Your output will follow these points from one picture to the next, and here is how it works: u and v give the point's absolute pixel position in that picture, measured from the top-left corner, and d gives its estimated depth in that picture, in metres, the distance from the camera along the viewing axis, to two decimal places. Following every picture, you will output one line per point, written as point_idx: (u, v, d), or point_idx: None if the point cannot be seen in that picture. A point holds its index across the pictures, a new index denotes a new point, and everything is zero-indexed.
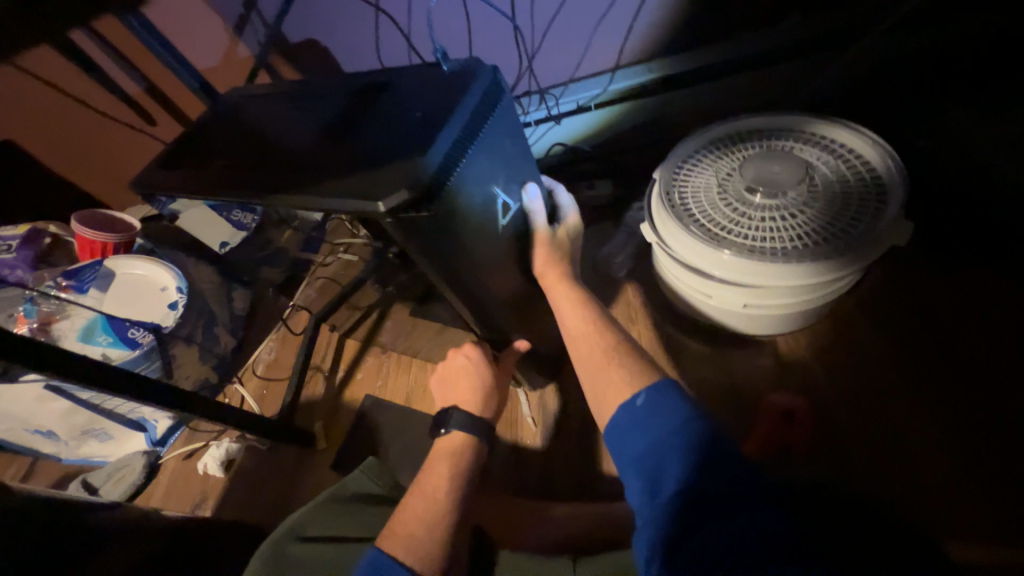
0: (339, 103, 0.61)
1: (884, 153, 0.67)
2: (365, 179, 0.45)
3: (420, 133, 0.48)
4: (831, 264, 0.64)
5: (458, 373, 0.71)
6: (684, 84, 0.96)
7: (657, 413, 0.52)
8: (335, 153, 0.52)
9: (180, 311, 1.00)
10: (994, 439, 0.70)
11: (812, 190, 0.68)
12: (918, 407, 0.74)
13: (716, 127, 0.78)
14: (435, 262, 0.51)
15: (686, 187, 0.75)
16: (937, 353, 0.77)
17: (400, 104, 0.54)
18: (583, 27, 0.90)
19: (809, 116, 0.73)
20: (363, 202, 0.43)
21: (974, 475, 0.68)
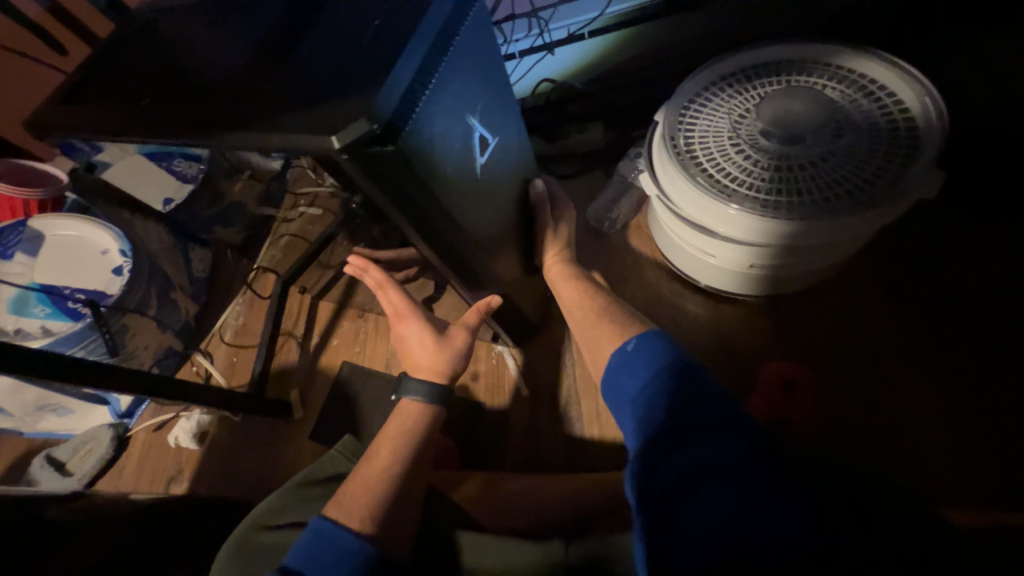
0: (270, 22, 0.48)
1: (920, 89, 0.59)
2: (312, 112, 0.36)
3: (377, 53, 0.38)
4: (849, 219, 0.57)
5: (411, 341, 0.63)
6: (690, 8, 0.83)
7: (645, 354, 0.57)
8: (266, 84, 0.41)
9: (126, 276, 0.89)
10: (990, 402, 0.69)
11: (838, 134, 0.60)
12: (917, 370, 0.72)
13: (728, 59, 0.67)
14: (408, 217, 0.43)
15: (693, 130, 0.65)
16: (939, 312, 0.74)
17: (348, 18, 0.43)
18: None
19: (835, 46, 0.64)
20: (313, 138, 0.34)
21: (970, 438, 0.67)
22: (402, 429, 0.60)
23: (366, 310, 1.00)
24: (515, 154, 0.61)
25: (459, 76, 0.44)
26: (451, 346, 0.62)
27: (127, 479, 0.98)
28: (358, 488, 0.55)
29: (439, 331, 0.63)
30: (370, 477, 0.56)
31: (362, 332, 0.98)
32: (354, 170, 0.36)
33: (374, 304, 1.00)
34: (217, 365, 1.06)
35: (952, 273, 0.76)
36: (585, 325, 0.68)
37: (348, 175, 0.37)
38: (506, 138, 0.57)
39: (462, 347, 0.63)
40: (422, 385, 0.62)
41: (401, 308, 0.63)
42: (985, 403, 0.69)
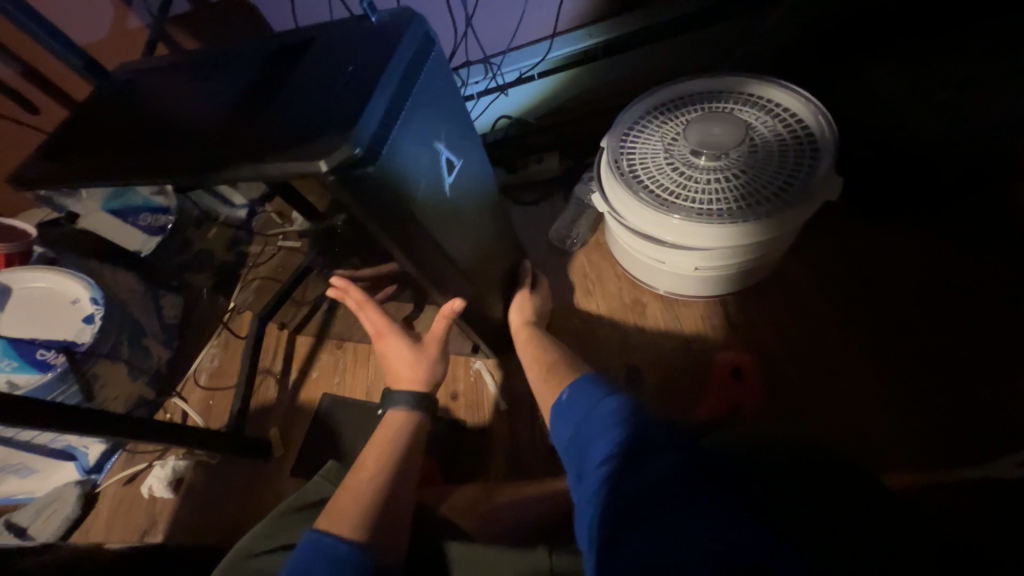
0: (245, 78, 0.54)
1: (816, 109, 0.69)
2: (302, 141, 0.42)
3: (353, 90, 0.45)
4: (772, 221, 0.66)
5: (391, 358, 0.69)
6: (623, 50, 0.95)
7: (578, 400, 0.58)
8: (251, 126, 0.46)
9: (98, 324, 0.89)
10: (920, 376, 0.76)
11: (755, 150, 0.69)
12: (854, 353, 0.79)
13: (658, 92, 0.77)
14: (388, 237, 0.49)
15: (634, 154, 0.74)
16: (866, 300, 0.83)
17: (323, 65, 0.50)
18: None
19: (744, 77, 0.74)
20: (304, 163, 0.40)
21: (907, 410, 0.74)
22: (391, 444, 0.62)
23: (345, 341, 1.02)
24: (482, 176, 0.67)
25: (425, 113, 0.51)
26: (427, 355, 0.68)
27: (97, 538, 0.93)
28: (349, 500, 0.56)
29: (414, 343, 0.69)
30: (361, 488, 0.58)
31: (341, 364, 1.00)
32: (339, 191, 0.41)
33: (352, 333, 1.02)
34: (193, 408, 1.05)
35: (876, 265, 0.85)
36: (535, 376, 0.70)
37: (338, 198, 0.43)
38: (471, 162, 0.63)
39: (437, 357, 0.69)
40: (406, 396, 0.67)
41: (379, 328, 0.69)
42: (919, 379, 0.76)
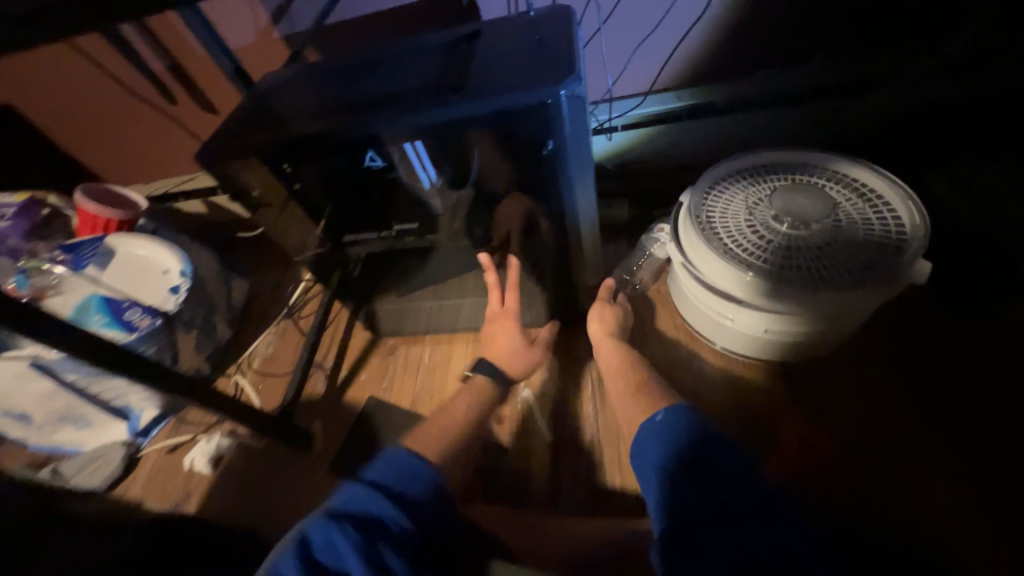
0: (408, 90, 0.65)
1: (904, 193, 0.71)
2: (525, 77, 0.58)
3: (546, 53, 0.60)
4: (854, 295, 0.66)
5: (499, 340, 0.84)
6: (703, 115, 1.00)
7: (676, 427, 0.58)
8: (462, 88, 0.61)
9: (182, 295, 0.96)
10: (998, 480, 0.71)
11: (839, 225, 0.71)
12: (923, 444, 0.75)
13: (743, 157, 0.81)
14: (567, 162, 0.63)
15: (714, 211, 0.77)
16: (940, 392, 0.79)
17: (499, 44, 0.65)
18: (623, 50, 0.94)
19: (830, 155, 0.77)
20: (540, 92, 0.55)
21: (982, 514, 0.69)
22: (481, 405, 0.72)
23: (396, 348, 1.05)
24: None
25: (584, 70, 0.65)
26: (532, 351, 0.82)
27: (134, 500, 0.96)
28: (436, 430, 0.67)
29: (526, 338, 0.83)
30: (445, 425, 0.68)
31: (390, 371, 1.02)
32: (555, 112, 0.56)
33: (406, 343, 1.06)
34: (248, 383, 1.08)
35: (959, 360, 0.81)
36: (624, 393, 0.73)
37: (549, 120, 0.57)
38: None
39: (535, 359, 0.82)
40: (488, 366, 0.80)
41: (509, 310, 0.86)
42: (1005, 494, 0.70)
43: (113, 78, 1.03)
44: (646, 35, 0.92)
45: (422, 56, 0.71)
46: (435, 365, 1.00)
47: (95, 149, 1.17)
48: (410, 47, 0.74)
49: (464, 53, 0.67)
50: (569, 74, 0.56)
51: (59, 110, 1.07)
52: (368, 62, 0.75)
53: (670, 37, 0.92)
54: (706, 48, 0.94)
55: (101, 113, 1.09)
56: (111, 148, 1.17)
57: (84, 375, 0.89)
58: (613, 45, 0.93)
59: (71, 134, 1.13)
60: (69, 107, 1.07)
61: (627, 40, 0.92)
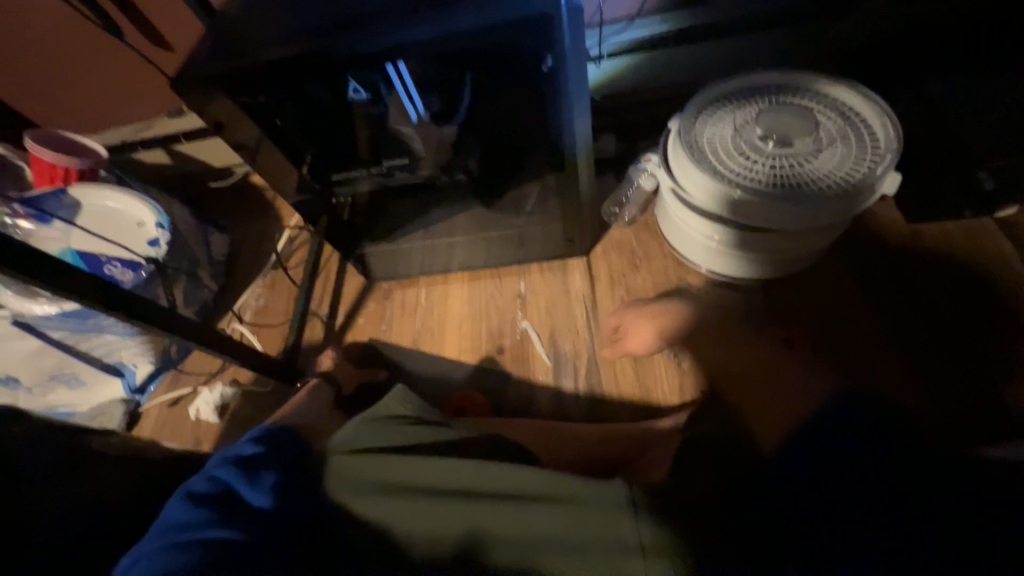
0: (394, 6, 0.61)
1: (882, 110, 0.74)
2: None
3: None
4: (833, 207, 0.70)
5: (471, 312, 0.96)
6: (691, 39, 0.98)
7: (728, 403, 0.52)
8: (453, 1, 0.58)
9: (163, 247, 0.92)
10: (953, 367, 0.79)
11: (820, 142, 0.74)
12: (889, 346, 0.82)
13: (730, 80, 0.81)
14: (566, 84, 0.63)
15: (704, 135, 0.78)
16: (906, 298, 0.86)
17: None
18: None
19: (814, 75, 0.79)
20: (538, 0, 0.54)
21: (937, 395, 0.78)
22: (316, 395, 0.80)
23: (392, 291, 1.06)
24: None
25: None
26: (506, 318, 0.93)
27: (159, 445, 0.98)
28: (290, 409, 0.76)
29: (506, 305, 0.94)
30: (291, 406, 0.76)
31: (386, 314, 1.03)
32: (554, 24, 0.55)
33: (401, 285, 1.06)
34: (245, 334, 1.08)
35: (923, 268, 0.87)
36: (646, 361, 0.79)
37: (548, 34, 0.56)
38: None
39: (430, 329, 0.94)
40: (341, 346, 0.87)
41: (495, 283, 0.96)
42: (956, 380, 0.78)
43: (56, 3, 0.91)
44: None
45: None
46: (430, 306, 1.02)
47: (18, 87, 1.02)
48: None
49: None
50: None
51: None
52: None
53: None
54: None
55: (32, 41, 0.95)
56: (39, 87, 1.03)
57: (70, 333, 0.87)
58: None
59: None
60: None
61: None
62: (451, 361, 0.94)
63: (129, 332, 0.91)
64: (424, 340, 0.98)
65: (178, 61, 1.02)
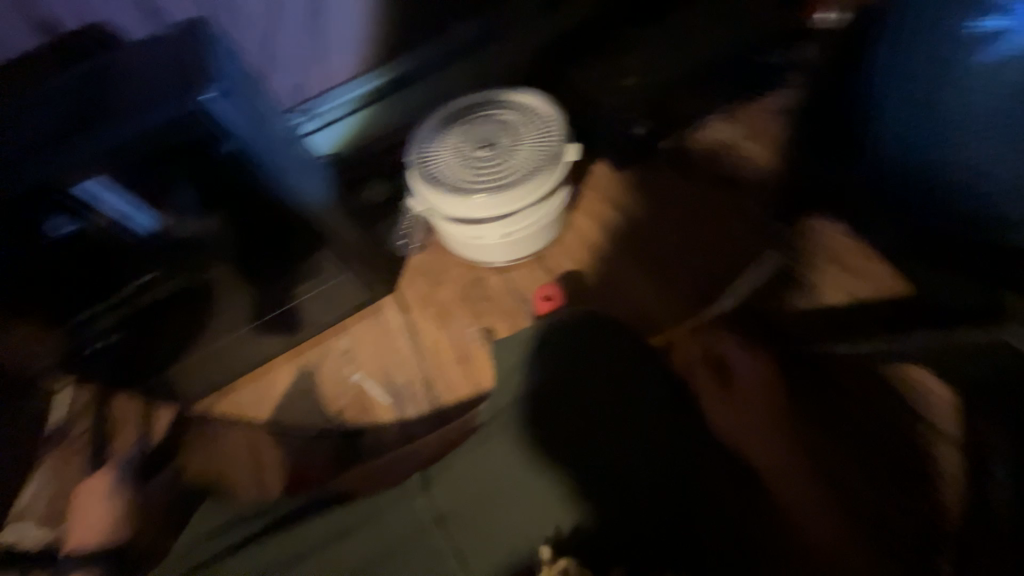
0: (50, 137, 0.62)
1: (550, 102, 0.94)
2: (168, 92, 0.62)
3: (185, 64, 0.64)
4: (540, 183, 0.87)
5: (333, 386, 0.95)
6: (414, 81, 1.08)
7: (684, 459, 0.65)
8: (107, 118, 0.62)
9: None
10: (695, 260, 0.99)
11: (516, 139, 0.91)
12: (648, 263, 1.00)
13: (439, 111, 0.96)
14: (259, 156, 0.70)
15: (430, 161, 0.91)
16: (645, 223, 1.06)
17: (139, 69, 0.66)
18: (311, 41, 0.98)
19: (498, 90, 0.97)
20: (185, 101, 0.61)
21: (690, 287, 0.96)
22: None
23: (212, 407, 0.98)
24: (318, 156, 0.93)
25: (246, 79, 0.72)
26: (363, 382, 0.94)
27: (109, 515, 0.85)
28: None
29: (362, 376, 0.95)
30: None
31: (214, 432, 0.95)
32: (209, 114, 0.63)
33: (222, 397, 0.99)
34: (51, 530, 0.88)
35: (639, 206, 1.06)
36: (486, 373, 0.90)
37: (209, 123, 0.63)
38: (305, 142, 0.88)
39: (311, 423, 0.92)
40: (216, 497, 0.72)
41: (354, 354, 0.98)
42: (699, 266, 0.98)
43: None
44: (325, 22, 0.97)
45: (61, 98, 0.65)
46: (257, 402, 0.97)
47: None
48: (47, 93, 0.67)
49: (108, 83, 0.65)
50: (208, 79, 0.63)
51: None
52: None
53: (348, 17, 0.98)
54: (379, 19, 1.01)
55: None
56: None
57: None
58: (299, 38, 0.97)
59: None
60: None
61: (308, 30, 0.97)
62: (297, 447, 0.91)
63: None
64: (261, 439, 0.93)
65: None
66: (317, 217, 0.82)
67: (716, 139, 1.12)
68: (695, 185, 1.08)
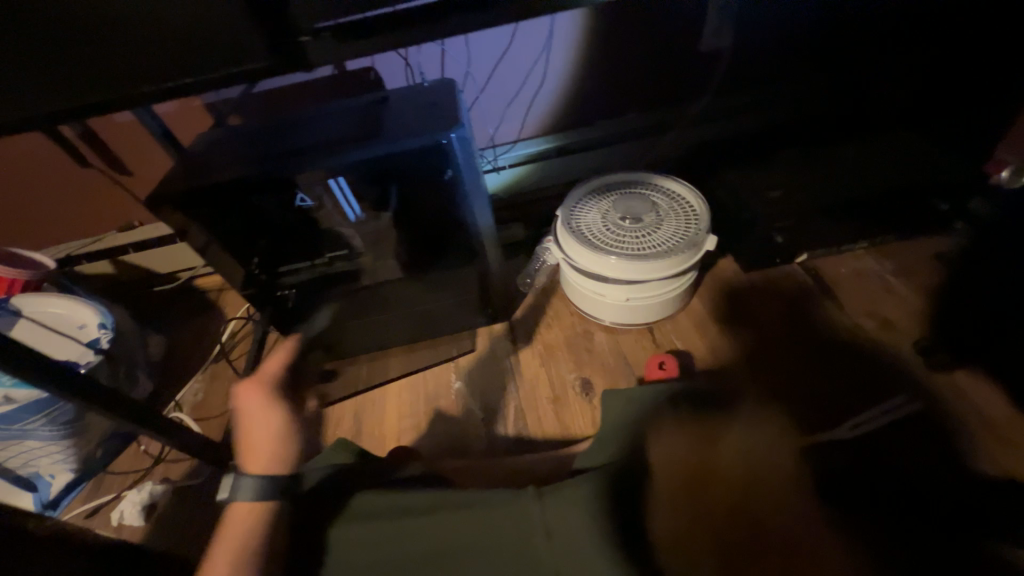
0: (330, 138, 0.83)
1: (701, 196, 1.02)
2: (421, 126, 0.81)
3: (436, 108, 0.83)
4: (675, 263, 0.94)
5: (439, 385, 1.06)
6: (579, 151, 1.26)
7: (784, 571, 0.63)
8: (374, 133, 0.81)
9: (104, 345, 0.96)
10: (815, 377, 0.96)
11: (662, 220, 0.99)
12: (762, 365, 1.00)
13: (596, 179, 1.09)
14: (460, 185, 0.87)
15: (579, 218, 1.03)
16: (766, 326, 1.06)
17: (402, 105, 0.86)
18: (511, 106, 1.21)
19: (653, 174, 1.08)
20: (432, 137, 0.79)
21: (806, 402, 0.93)
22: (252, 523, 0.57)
23: (335, 371, 1.14)
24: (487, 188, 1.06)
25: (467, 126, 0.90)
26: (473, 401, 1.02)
27: (270, 438, 0.62)
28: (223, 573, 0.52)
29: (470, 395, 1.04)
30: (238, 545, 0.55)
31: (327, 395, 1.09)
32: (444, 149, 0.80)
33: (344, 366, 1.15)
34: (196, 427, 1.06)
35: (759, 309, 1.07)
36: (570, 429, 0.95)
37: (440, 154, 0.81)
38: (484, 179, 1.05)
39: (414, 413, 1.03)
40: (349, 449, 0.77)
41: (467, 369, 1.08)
42: (819, 384, 0.95)
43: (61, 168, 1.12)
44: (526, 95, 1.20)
45: (344, 114, 0.88)
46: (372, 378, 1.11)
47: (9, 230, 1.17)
48: (340, 114, 0.89)
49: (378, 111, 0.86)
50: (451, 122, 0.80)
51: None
52: (295, 122, 0.90)
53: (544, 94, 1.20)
54: (565, 98, 1.21)
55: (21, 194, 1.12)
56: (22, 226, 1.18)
57: None
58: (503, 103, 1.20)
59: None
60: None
61: (511, 98, 1.19)
62: (394, 428, 1.01)
63: (54, 436, 0.90)
64: (367, 412, 1.06)
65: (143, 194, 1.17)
66: (480, 242, 0.97)
67: (858, 267, 1.12)
68: (826, 303, 1.07)
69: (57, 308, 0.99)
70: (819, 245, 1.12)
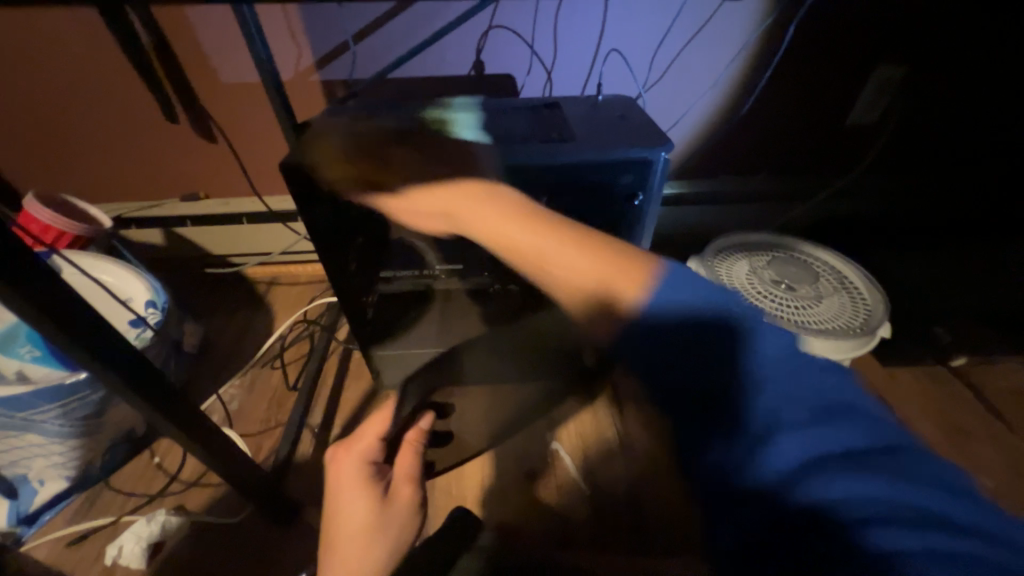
0: (500, 131, 0.65)
1: (865, 274, 0.88)
2: (621, 140, 0.64)
3: (639, 127, 0.67)
4: (848, 345, 0.78)
5: (538, 459, 0.91)
6: (708, 202, 1.12)
7: None
8: (564, 140, 0.64)
9: (149, 328, 0.79)
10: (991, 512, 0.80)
11: (821, 292, 0.86)
12: None
13: (739, 235, 0.96)
14: (643, 220, 0.70)
15: (724, 271, 0.88)
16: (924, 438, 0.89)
17: (588, 114, 0.70)
18: None
19: (801, 239, 0.95)
20: (645, 153, 0.62)
21: None
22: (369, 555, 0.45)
23: None
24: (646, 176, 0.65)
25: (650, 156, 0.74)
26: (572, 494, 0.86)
27: (355, 533, 0.46)
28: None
29: (552, 480, 0.88)
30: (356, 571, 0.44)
31: None
32: (649, 171, 0.63)
33: None
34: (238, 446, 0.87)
35: (916, 414, 0.92)
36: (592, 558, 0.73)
37: (644, 175, 0.64)
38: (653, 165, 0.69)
39: (503, 482, 0.87)
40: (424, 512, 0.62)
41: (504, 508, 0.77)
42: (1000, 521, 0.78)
43: (142, 127, 0.97)
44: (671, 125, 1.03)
45: (512, 111, 0.71)
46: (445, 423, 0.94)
47: (77, 187, 1.05)
48: (492, 103, 0.73)
49: (559, 117, 0.69)
50: (664, 141, 0.63)
51: (54, 136, 0.97)
52: (442, 108, 0.72)
53: (690, 123, 1.04)
54: (709, 131, 1.05)
55: (100, 146, 1.00)
56: (89, 182, 1.05)
57: None
58: None
59: (49, 156, 1.00)
60: (65, 132, 0.97)
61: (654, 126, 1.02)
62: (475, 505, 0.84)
63: (63, 431, 0.71)
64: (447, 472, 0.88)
65: (241, 171, 1.05)
66: None
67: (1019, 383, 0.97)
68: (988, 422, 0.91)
69: (106, 276, 0.83)
70: (982, 351, 0.97)
